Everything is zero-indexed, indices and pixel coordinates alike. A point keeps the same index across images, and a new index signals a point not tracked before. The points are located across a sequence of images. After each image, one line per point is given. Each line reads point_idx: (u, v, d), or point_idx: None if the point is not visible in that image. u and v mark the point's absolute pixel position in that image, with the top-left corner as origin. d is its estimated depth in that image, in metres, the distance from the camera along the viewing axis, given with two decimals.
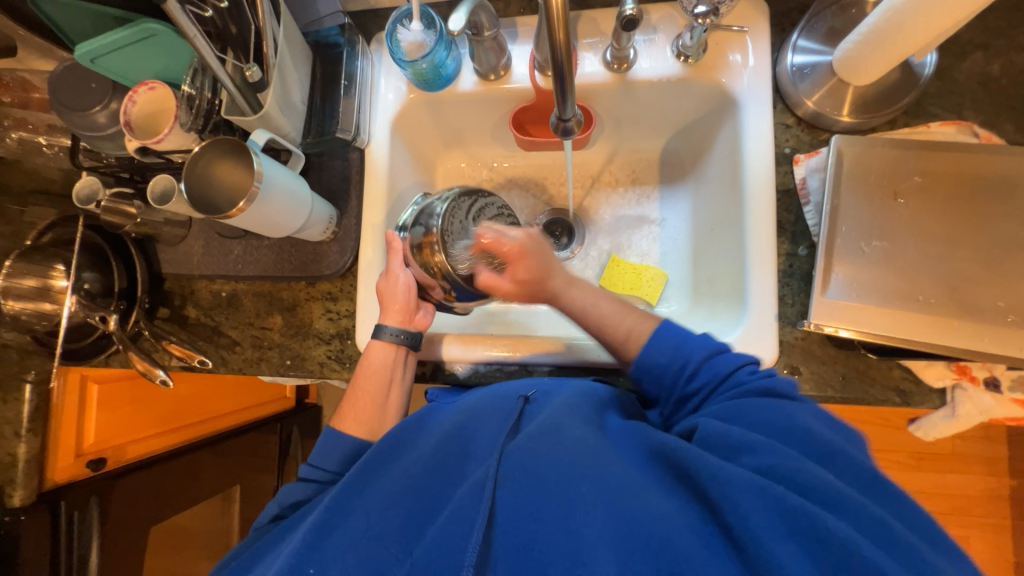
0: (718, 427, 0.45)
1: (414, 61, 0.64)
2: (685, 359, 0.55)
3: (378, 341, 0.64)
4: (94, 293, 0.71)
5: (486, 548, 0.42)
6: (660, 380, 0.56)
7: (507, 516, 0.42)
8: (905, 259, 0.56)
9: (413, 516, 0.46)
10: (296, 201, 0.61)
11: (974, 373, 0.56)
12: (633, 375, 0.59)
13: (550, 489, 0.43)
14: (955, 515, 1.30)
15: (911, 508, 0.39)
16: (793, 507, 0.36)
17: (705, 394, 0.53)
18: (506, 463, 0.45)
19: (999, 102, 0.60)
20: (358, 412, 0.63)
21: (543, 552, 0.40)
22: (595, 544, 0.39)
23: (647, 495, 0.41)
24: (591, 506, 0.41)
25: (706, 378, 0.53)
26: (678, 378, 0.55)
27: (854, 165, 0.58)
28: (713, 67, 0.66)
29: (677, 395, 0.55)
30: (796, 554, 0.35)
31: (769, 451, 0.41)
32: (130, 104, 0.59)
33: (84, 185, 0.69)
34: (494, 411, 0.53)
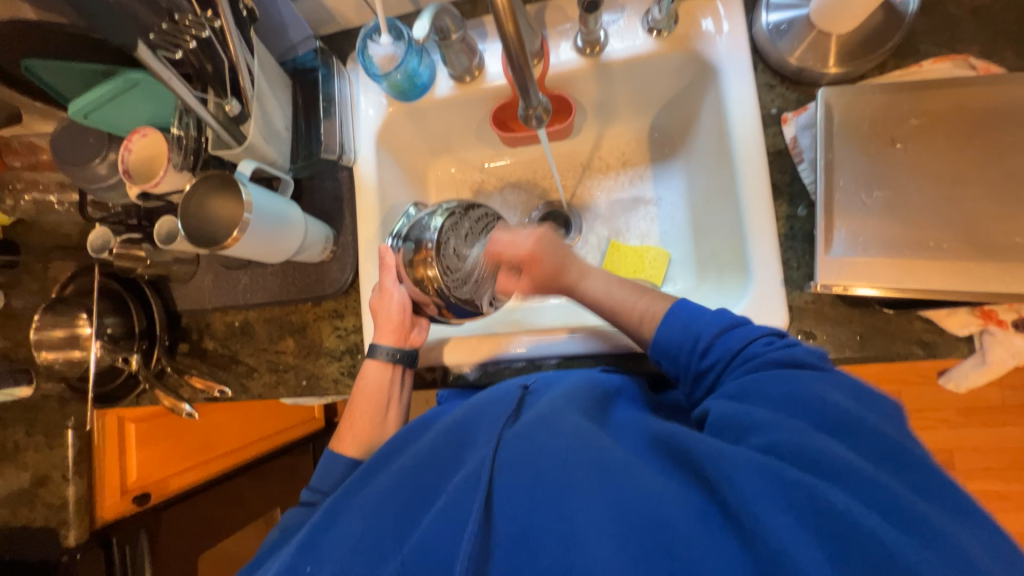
0: (729, 409, 0.44)
1: (388, 74, 0.66)
2: (696, 336, 0.53)
3: (373, 360, 0.65)
4: (117, 336, 0.74)
5: (485, 540, 0.41)
6: (675, 358, 0.54)
7: (503, 503, 0.42)
8: (910, 206, 0.53)
9: (412, 505, 0.46)
10: (287, 226, 0.62)
11: (1000, 317, 0.53)
12: (652, 359, 0.57)
13: (546, 477, 0.42)
14: (1013, 469, 1.23)
15: (935, 483, 0.37)
16: (793, 483, 0.36)
17: (722, 365, 0.51)
18: (502, 451, 0.45)
19: (995, 30, 0.57)
20: (357, 432, 0.64)
21: (537, 538, 0.39)
22: (591, 528, 0.38)
23: (645, 477, 0.41)
24: (588, 491, 0.40)
25: (722, 350, 0.51)
26: (693, 352, 0.53)
27: (846, 117, 0.56)
28: (687, 36, 0.64)
29: (694, 370, 0.53)
30: (793, 528, 0.34)
31: (778, 428, 0.41)
32: (127, 152, 0.63)
33: (98, 236, 0.73)
34: (491, 402, 0.52)
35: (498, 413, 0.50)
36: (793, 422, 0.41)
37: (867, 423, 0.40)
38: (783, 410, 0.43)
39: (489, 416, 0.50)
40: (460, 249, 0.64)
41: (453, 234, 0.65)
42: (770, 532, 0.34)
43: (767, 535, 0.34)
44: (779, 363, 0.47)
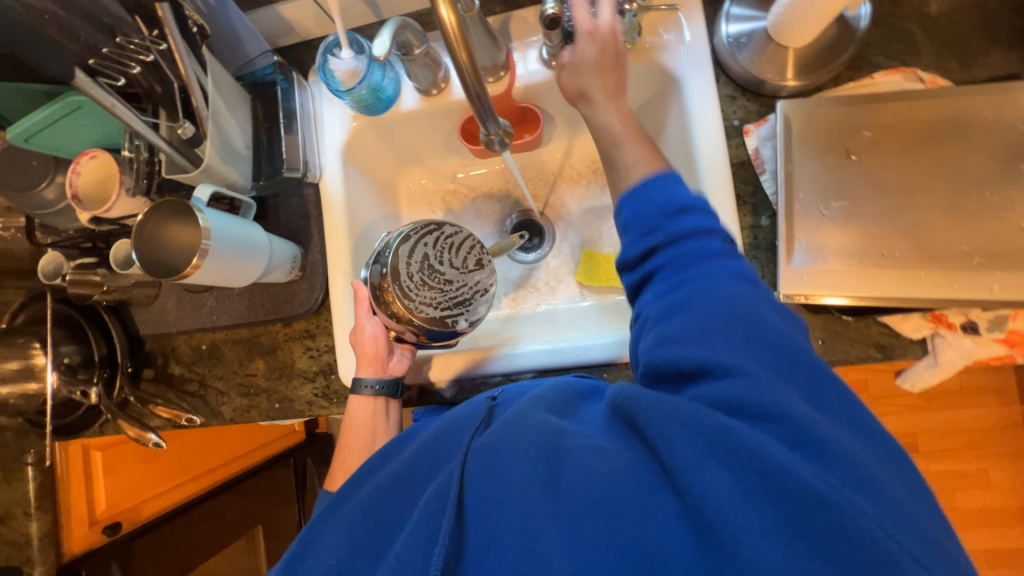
0: (672, 339, 0.42)
1: (352, 90, 0.64)
2: (666, 203, 0.48)
3: (357, 396, 0.64)
4: (75, 366, 0.71)
5: (456, 548, 0.39)
6: (640, 208, 0.49)
7: (474, 507, 0.40)
8: (866, 216, 0.55)
9: (388, 522, 0.45)
10: (250, 251, 0.60)
11: (950, 320, 0.55)
12: (616, 206, 0.52)
13: (503, 471, 0.40)
14: (970, 449, 1.30)
15: (882, 444, 0.38)
16: (733, 443, 0.35)
17: (675, 237, 0.46)
18: (470, 464, 0.42)
19: (941, 42, 0.59)
20: (347, 468, 0.62)
21: (504, 544, 0.37)
22: (549, 524, 0.37)
23: (600, 459, 0.39)
24: (541, 481, 0.39)
25: (687, 224, 0.46)
26: (661, 213, 0.48)
27: (804, 128, 0.57)
28: (651, 47, 0.65)
29: (649, 229, 0.48)
30: (747, 504, 0.33)
31: (728, 383, 0.38)
32: (74, 175, 0.60)
33: (49, 262, 0.69)
34: (465, 415, 0.51)
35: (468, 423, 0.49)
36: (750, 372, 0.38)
37: (816, 377, 0.40)
38: (744, 355, 0.39)
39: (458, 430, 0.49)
40: (426, 271, 0.61)
41: (417, 258, 0.61)
42: (728, 515, 0.33)
43: (722, 517, 0.33)
44: (732, 276, 0.44)
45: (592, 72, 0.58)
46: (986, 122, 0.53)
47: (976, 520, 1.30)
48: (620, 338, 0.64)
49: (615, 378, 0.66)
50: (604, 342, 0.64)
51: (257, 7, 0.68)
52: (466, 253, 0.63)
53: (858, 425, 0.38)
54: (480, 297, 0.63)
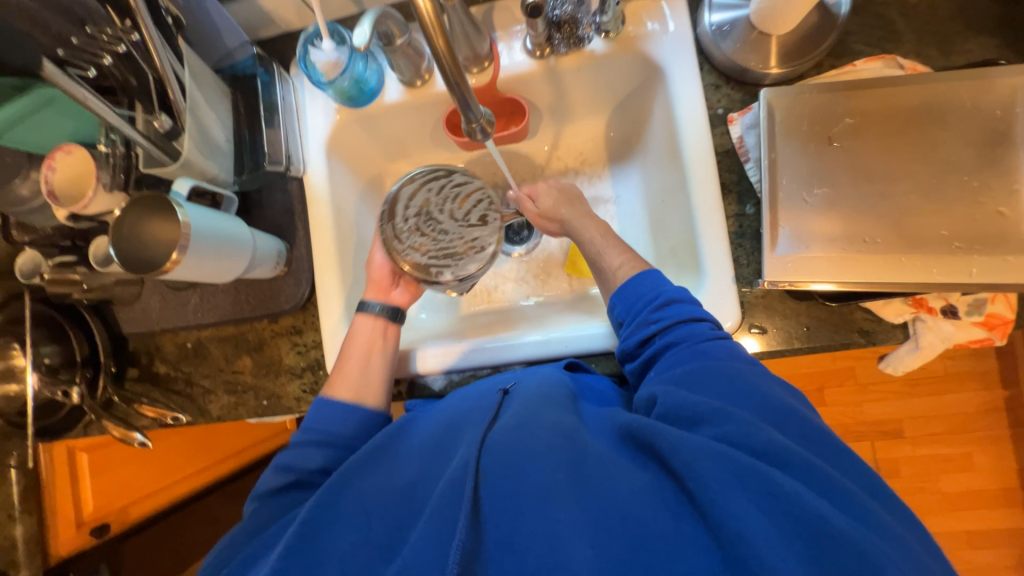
0: (676, 397, 0.45)
1: (333, 81, 0.63)
2: (656, 294, 0.55)
3: (363, 316, 0.65)
4: (56, 366, 0.70)
5: (474, 546, 0.40)
6: (630, 301, 0.56)
7: (491, 511, 0.41)
8: (848, 203, 0.55)
9: (398, 516, 0.45)
10: (232, 245, 0.60)
11: (930, 304, 0.56)
12: (608, 303, 0.59)
13: (527, 483, 0.41)
14: (954, 433, 1.33)
15: (865, 472, 0.41)
16: (757, 479, 0.37)
17: (665, 325, 0.52)
18: (485, 457, 0.44)
19: (921, 29, 0.59)
20: (347, 379, 0.62)
21: (523, 546, 0.39)
22: (573, 533, 0.38)
23: (618, 473, 0.41)
24: (567, 497, 0.40)
25: (671, 315, 0.52)
26: (648, 305, 0.54)
27: (786, 116, 0.57)
28: (634, 37, 0.65)
29: (641, 320, 0.54)
30: (761, 522, 0.35)
31: (725, 419, 0.42)
32: (50, 171, 0.58)
33: (26, 261, 0.68)
34: (471, 408, 0.51)
35: (476, 418, 0.48)
36: (734, 410, 0.43)
37: (799, 415, 0.43)
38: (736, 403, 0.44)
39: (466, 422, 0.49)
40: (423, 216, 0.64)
41: (417, 203, 0.64)
42: (747, 533, 0.35)
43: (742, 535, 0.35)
44: (725, 354, 0.48)
45: (565, 208, 0.67)
46: (965, 108, 0.54)
47: (960, 502, 1.33)
48: (608, 327, 0.65)
49: (604, 368, 0.66)
50: (591, 331, 0.65)
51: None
52: (473, 207, 0.64)
53: (844, 460, 0.41)
54: (474, 254, 0.63)
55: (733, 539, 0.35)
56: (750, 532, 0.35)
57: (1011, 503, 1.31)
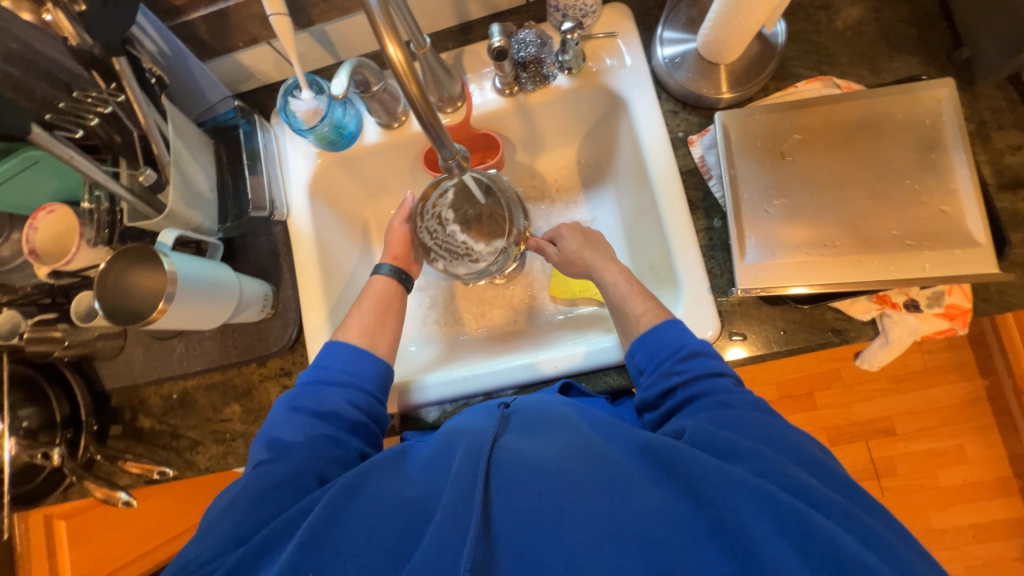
0: (707, 431, 0.46)
1: (314, 128, 0.66)
2: (679, 346, 0.56)
3: (378, 277, 0.71)
4: (34, 430, 0.67)
5: (486, 553, 0.40)
6: (652, 350, 0.57)
7: (504, 522, 0.41)
8: (806, 211, 0.59)
9: (406, 532, 0.44)
10: (219, 290, 0.60)
11: (893, 300, 0.59)
12: (628, 348, 0.60)
13: (544, 494, 0.41)
14: (943, 426, 1.36)
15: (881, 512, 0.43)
16: (787, 509, 0.38)
17: (690, 378, 0.53)
18: (495, 474, 0.43)
19: (851, 52, 0.66)
20: (362, 326, 0.66)
21: (538, 558, 0.39)
22: (589, 545, 0.38)
23: (638, 490, 0.41)
24: (583, 511, 0.40)
25: (696, 367, 0.53)
26: (672, 356, 0.56)
27: (741, 136, 0.62)
28: (595, 72, 0.69)
29: (664, 369, 0.55)
30: (787, 552, 0.37)
31: (757, 456, 0.43)
32: (31, 231, 0.59)
33: (4, 321, 0.66)
34: (475, 422, 0.52)
35: (484, 431, 0.48)
36: (768, 451, 0.44)
37: (829, 468, 0.45)
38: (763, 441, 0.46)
39: (471, 435, 0.49)
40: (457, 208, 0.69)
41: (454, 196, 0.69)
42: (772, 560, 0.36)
43: (766, 558, 0.36)
44: (749, 405, 0.50)
45: (584, 251, 0.69)
46: (898, 119, 0.59)
47: (959, 496, 1.34)
48: (595, 346, 0.66)
49: (595, 385, 0.67)
50: (579, 350, 0.66)
51: (213, 57, 0.69)
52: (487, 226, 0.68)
53: (862, 500, 0.43)
54: (464, 262, 0.68)
55: (760, 561, 0.36)
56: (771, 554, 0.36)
57: (1007, 492, 1.33)
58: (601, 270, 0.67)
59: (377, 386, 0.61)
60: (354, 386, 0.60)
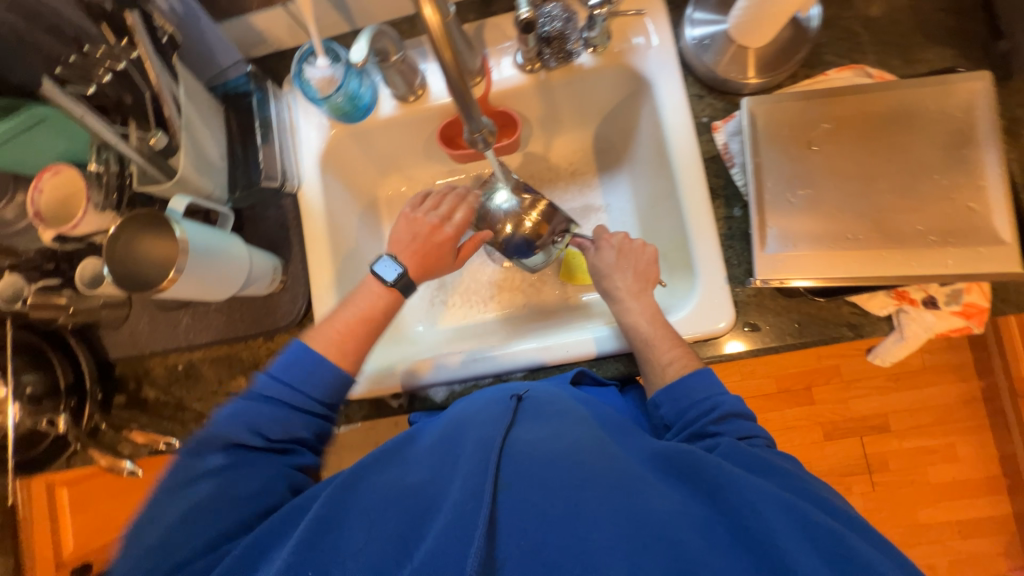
0: (733, 449, 0.46)
1: (328, 97, 0.64)
2: (713, 405, 0.53)
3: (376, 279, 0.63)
4: (38, 396, 0.66)
5: (494, 552, 0.39)
6: (681, 406, 0.55)
7: (515, 517, 0.40)
8: (830, 202, 0.58)
9: (412, 521, 0.43)
10: (230, 261, 0.59)
11: (912, 296, 0.59)
12: (653, 399, 0.57)
13: (558, 489, 0.41)
14: (937, 425, 1.38)
15: None
16: (810, 520, 0.38)
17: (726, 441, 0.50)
18: (506, 467, 0.43)
19: (885, 41, 0.64)
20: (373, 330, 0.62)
21: (552, 556, 0.38)
22: (609, 546, 0.37)
23: (657, 493, 0.41)
24: (599, 508, 0.39)
25: (731, 429, 0.51)
26: (704, 416, 0.53)
27: (768, 123, 0.61)
28: (621, 51, 0.67)
29: (694, 429, 0.52)
30: (817, 563, 0.36)
31: (778, 473, 0.44)
32: (36, 193, 0.57)
33: (6, 285, 0.65)
34: (484, 411, 0.51)
35: (493, 422, 0.48)
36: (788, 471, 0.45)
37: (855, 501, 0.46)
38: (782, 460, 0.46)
39: (481, 424, 0.49)
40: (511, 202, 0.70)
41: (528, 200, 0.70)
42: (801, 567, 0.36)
43: (790, 563, 0.36)
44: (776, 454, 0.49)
45: (614, 273, 0.66)
46: (929, 112, 0.58)
47: (947, 493, 1.37)
48: (614, 328, 0.66)
49: (607, 371, 0.66)
50: (597, 334, 0.65)
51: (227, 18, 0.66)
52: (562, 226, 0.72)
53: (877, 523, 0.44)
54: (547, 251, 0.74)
55: (779, 562, 0.36)
56: (794, 553, 0.36)
57: (995, 491, 1.36)
58: (625, 301, 0.64)
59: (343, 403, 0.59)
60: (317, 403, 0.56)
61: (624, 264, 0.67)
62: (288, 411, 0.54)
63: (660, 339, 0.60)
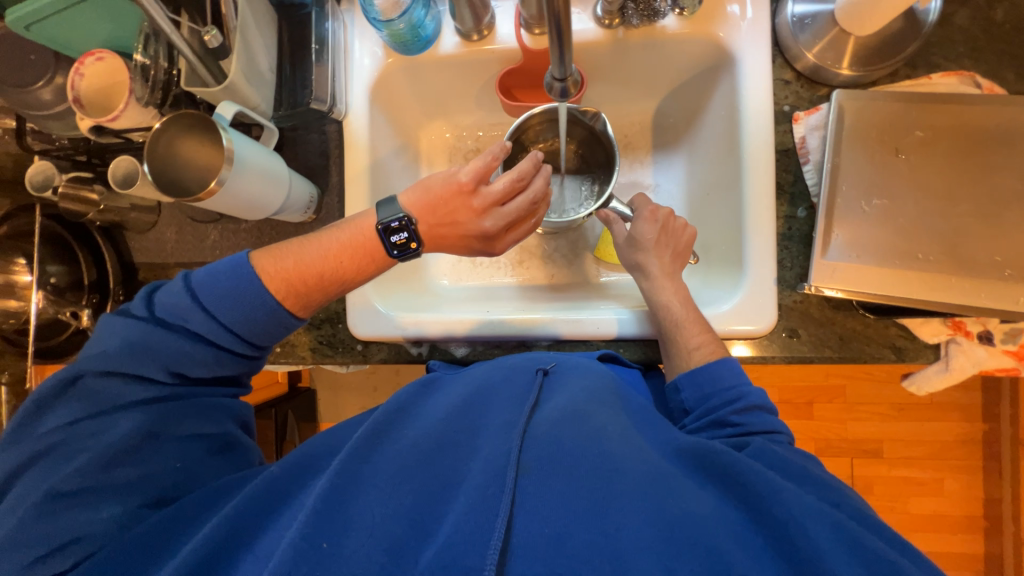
0: (761, 452, 0.45)
1: (390, 21, 0.60)
2: (738, 393, 0.52)
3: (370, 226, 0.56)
4: (62, 287, 0.66)
5: (512, 537, 0.38)
6: (703, 392, 0.54)
7: (538, 503, 0.39)
8: (905, 217, 0.55)
9: (431, 493, 0.42)
10: (271, 181, 0.57)
11: (968, 328, 0.56)
12: (674, 381, 0.57)
13: (585, 481, 0.40)
14: (930, 459, 1.37)
15: None
16: (850, 531, 0.37)
17: (748, 431, 0.49)
18: (529, 450, 0.43)
19: (1000, 50, 0.58)
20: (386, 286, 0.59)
21: (576, 548, 0.37)
22: (636, 544, 0.36)
23: (685, 492, 0.40)
24: (628, 501, 0.38)
25: (755, 422, 0.50)
26: (726, 405, 0.52)
27: (856, 121, 0.56)
28: (710, 18, 0.62)
29: (715, 415, 0.51)
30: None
31: (812, 481, 0.43)
32: (77, 77, 0.54)
33: (36, 170, 0.63)
34: (510, 380, 0.52)
35: (515, 404, 0.48)
36: (817, 474, 0.44)
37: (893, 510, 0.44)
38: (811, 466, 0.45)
39: (503, 403, 0.49)
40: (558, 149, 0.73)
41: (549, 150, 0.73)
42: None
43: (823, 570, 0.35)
44: (802, 455, 0.48)
45: (651, 248, 0.63)
46: None
47: (925, 524, 1.39)
48: (639, 313, 0.63)
49: (632, 353, 0.65)
50: (621, 316, 0.63)
51: None
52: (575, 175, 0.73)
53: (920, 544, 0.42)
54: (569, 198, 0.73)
55: (816, 567, 0.35)
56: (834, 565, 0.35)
57: (972, 530, 1.37)
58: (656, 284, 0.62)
59: None
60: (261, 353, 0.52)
61: (659, 242, 0.64)
62: (213, 349, 0.50)
63: (690, 323, 0.58)
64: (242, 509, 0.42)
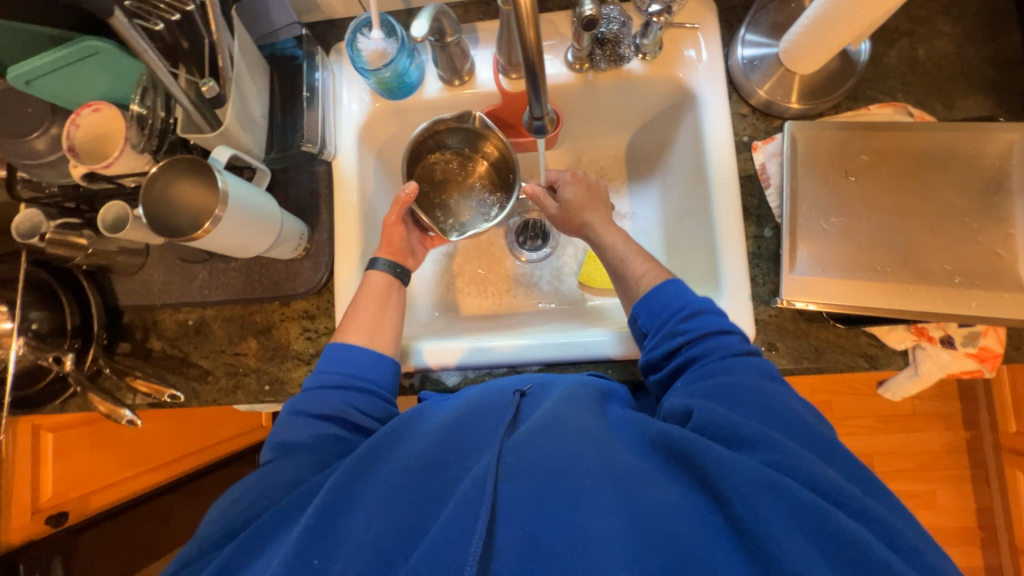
0: (713, 417, 0.44)
1: (377, 70, 0.64)
2: (685, 304, 0.55)
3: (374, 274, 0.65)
4: (43, 333, 0.64)
5: (491, 544, 0.39)
6: (656, 312, 0.56)
7: (512, 510, 0.39)
8: (861, 233, 0.59)
9: (416, 509, 0.42)
10: (264, 220, 0.58)
11: (930, 333, 0.60)
12: (632, 311, 0.58)
13: (557, 481, 0.40)
14: (920, 470, 1.39)
15: None
16: (802, 502, 0.37)
17: (694, 339, 0.52)
18: (507, 457, 0.42)
19: (927, 84, 0.66)
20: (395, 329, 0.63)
21: (548, 546, 0.37)
22: (603, 537, 0.37)
23: (652, 484, 0.40)
24: (600, 499, 0.39)
25: (702, 327, 0.52)
26: (676, 316, 0.54)
27: (807, 148, 0.62)
28: (670, 61, 0.68)
29: (669, 330, 0.54)
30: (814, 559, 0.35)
31: (769, 445, 0.41)
32: (73, 127, 0.56)
33: (25, 219, 0.63)
34: (486, 401, 0.51)
35: (497, 421, 0.48)
36: (783, 440, 0.41)
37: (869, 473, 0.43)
38: (771, 423, 0.44)
39: (487, 418, 0.49)
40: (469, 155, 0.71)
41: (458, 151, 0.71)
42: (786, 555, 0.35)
43: (777, 552, 0.35)
44: (755, 372, 0.49)
45: (590, 206, 0.69)
46: (966, 155, 0.59)
47: None
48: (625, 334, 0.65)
49: (621, 374, 0.66)
50: (608, 337, 0.65)
51: None
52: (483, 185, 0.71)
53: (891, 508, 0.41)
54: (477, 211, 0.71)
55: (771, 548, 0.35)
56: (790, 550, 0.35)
57: (969, 541, 1.38)
58: None
59: (384, 387, 0.57)
60: (344, 378, 0.56)
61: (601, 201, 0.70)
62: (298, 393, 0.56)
63: None
64: (251, 535, 0.45)
